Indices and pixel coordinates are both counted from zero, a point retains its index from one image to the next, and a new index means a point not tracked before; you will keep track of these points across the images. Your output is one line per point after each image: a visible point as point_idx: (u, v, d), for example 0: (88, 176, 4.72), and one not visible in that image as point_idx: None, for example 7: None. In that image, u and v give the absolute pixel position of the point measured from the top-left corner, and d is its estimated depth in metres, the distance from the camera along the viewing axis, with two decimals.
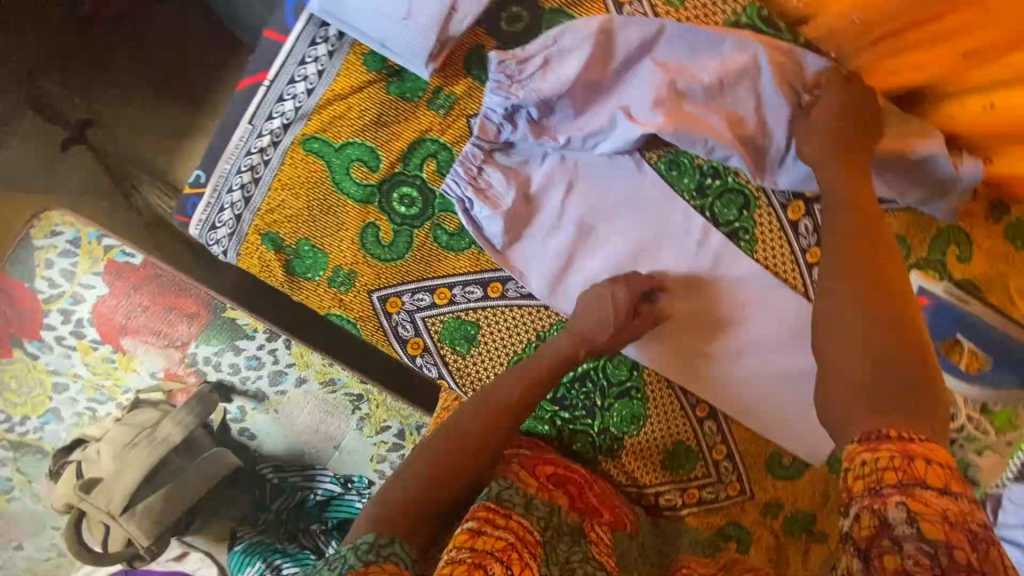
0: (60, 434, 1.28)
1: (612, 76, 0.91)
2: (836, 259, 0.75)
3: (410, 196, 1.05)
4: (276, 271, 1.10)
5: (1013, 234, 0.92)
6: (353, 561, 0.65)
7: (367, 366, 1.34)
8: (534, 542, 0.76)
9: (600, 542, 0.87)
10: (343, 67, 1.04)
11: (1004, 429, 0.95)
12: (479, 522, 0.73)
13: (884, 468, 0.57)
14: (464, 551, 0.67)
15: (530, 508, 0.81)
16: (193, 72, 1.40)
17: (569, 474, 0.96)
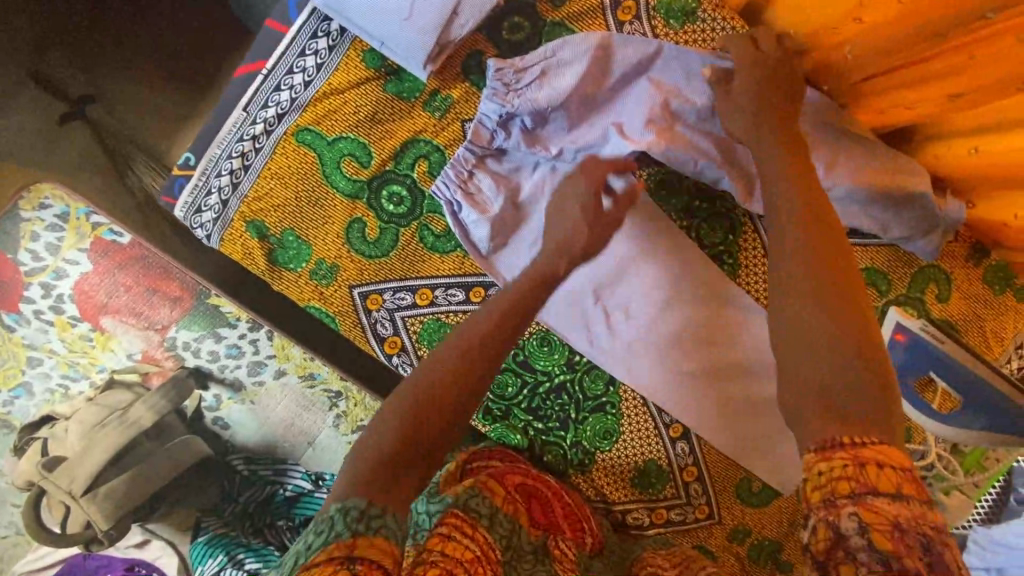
0: (29, 410, 1.25)
1: (608, 91, 0.81)
2: (788, 237, 0.65)
3: (399, 194, 0.84)
4: (258, 259, 0.85)
5: (991, 276, 0.90)
6: (342, 528, 0.54)
7: (343, 363, 1.30)
8: (495, 561, 0.66)
9: (564, 558, 0.77)
10: (344, 58, 0.81)
11: (973, 470, 0.91)
12: (450, 528, 0.64)
13: (840, 476, 0.51)
14: (435, 552, 0.59)
15: (493, 521, 0.71)
16: (191, 51, 1.34)
17: (537, 484, 0.86)
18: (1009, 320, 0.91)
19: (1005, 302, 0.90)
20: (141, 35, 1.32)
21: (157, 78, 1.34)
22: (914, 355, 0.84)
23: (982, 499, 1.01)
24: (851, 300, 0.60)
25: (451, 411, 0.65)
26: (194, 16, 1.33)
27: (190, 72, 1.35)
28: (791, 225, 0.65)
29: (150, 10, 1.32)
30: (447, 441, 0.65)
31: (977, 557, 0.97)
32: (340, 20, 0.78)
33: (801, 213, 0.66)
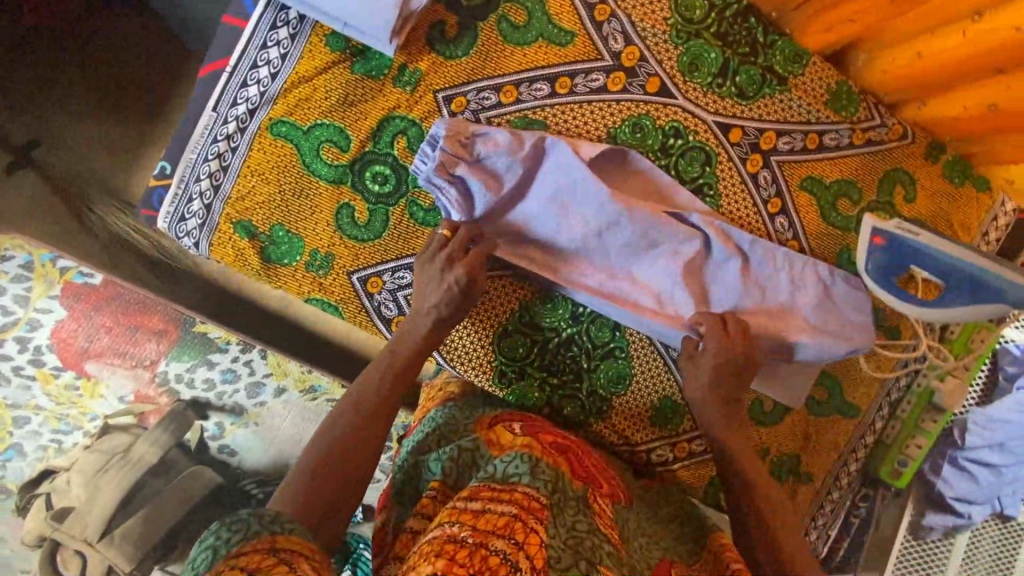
0: (24, 470, 1.21)
1: (515, 231, 0.87)
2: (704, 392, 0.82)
3: (383, 173, 0.84)
4: (250, 260, 0.84)
5: (949, 171, 0.96)
6: (258, 529, 0.54)
7: (323, 362, 1.33)
8: (540, 510, 0.63)
9: (603, 513, 0.70)
10: (308, 46, 0.80)
11: (963, 353, 0.98)
12: (483, 501, 0.62)
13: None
14: (466, 529, 0.57)
15: (534, 475, 0.67)
16: (137, 78, 1.31)
17: (569, 442, 0.81)
18: (973, 211, 0.97)
19: (967, 194, 0.97)
20: (85, 70, 1.30)
21: (109, 110, 1.31)
22: (888, 253, 0.89)
23: (975, 380, 1.08)
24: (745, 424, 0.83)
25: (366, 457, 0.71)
26: (145, 30, 1.31)
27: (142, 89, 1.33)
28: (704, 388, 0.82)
29: (93, 44, 1.30)
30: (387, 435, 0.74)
31: (977, 436, 1.03)
32: (296, 6, 0.77)
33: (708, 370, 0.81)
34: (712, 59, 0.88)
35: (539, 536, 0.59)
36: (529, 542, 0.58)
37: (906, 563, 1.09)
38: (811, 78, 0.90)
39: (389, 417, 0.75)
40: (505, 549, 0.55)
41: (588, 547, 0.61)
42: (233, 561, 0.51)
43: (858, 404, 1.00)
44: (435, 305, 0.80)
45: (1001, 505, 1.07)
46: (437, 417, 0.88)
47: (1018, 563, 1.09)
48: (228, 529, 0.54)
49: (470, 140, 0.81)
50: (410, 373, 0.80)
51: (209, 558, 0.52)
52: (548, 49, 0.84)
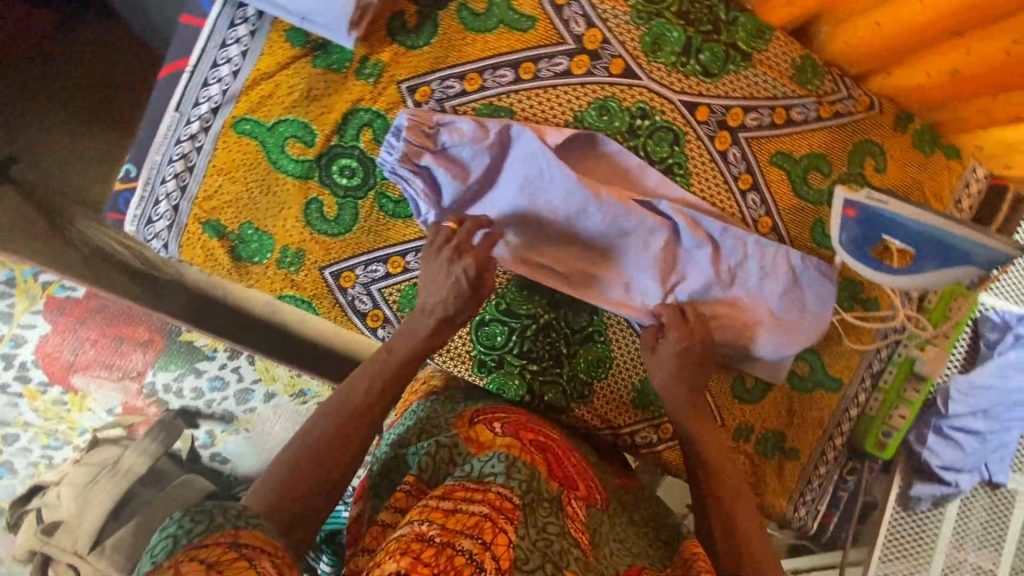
0: (15, 487, 1.22)
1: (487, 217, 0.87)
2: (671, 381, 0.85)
3: (350, 166, 0.84)
4: (221, 259, 0.84)
5: (919, 140, 0.96)
6: (222, 523, 0.53)
7: (304, 360, 1.28)
8: (512, 509, 0.62)
9: (575, 517, 0.69)
10: (268, 42, 0.80)
11: (941, 322, 0.98)
12: (455, 501, 0.62)
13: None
14: (434, 527, 0.57)
15: (509, 475, 0.67)
16: (108, 89, 1.32)
17: (548, 441, 0.80)
18: (946, 178, 0.97)
19: (939, 162, 0.96)
20: (59, 85, 1.31)
21: (84, 123, 1.31)
22: (863, 225, 0.87)
23: (957, 346, 1.07)
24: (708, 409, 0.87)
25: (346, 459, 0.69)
26: (115, 41, 1.32)
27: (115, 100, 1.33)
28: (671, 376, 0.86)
29: (66, 58, 1.31)
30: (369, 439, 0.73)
31: (961, 404, 1.03)
32: (253, 3, 0.77)
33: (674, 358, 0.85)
34: (674, 39, 0.88)
35: (507, 536, 0.59)
36: (496, 542, 0.58)
37: (897, 534, 1.09)
38: (776, 52, 0.90)
39: (375, 423, 0.74)
40: (471, 550, 0.55)
41: (556, 549, 0.61)
42: (192, 552, 0.49)
43: (840, 377, 1.00)
44: (440, 301, 0.80)
45: (989, 472, 1.07)
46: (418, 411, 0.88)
47: (1010, 530, 1.09)
48: (190, 520, 0.52)
49: (434, 129, 0.81)
50: (402, 374, 0.79)
51: (168, 548, 0.51)
52: (510, 35, 0.84)
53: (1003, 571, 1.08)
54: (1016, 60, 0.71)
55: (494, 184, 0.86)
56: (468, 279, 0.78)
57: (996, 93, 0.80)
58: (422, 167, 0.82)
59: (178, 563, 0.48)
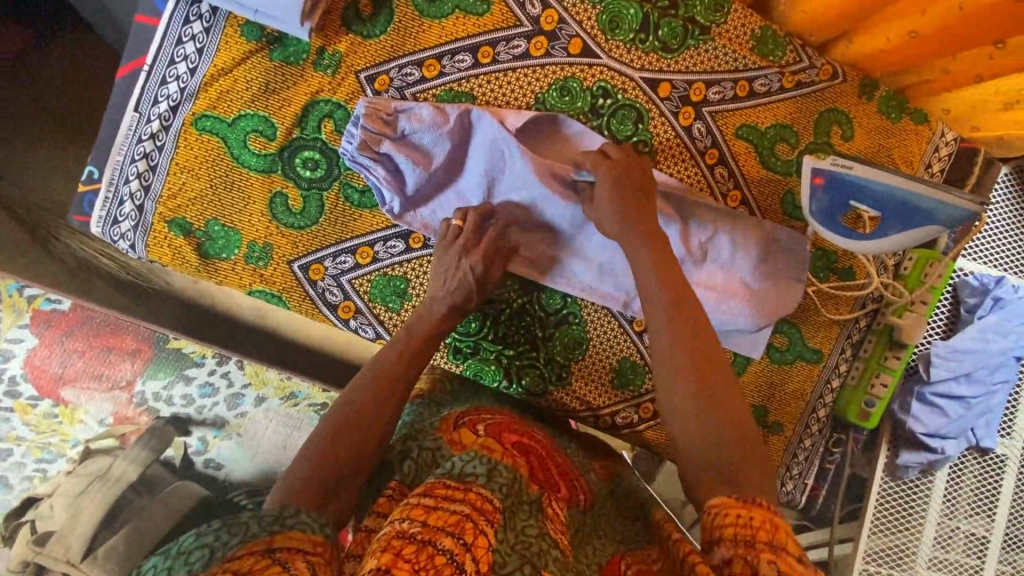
0: (10, 501, 1.20)
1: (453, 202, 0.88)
2: (662, 336, 0.72)
3: (313, 158, 0.84)
4: (188, 257, 0.85)
5: (885, 106, 0.95)
6: (258, 531, 0.54)
7: (300, 363, 1.33)
8: (493, 512, 0.60)
9: (557, 518, 0.68)
10: (223, 38, 0.81)
11: (917, 287, 0.98)
12: (436, 498, 0.59)
13: (739, 525, 0.56)
14: (416, 524, 0.56)
15: (491, 477, 0.64)
16: (83, 98, 1.33)
17: (533, 444, 0.79)
18: (914, 143, 0.97)
19: (905, 127, 0.96)
20: (32, 94, 1.31)
21: (61, 136, 1.33)
22: (833, 192, 0.87)
23: (936, 313, 1.08)
24: (721, 374, 0.70)
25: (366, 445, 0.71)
26: (87, 48, 1.32)
27: (92, 108, 1.34)
28: (667, 334, 0.72)
29: (37, 72, 1.31)
30: (383, 430, 0.74)
31: (944, 369, 1.03)
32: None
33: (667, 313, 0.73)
34: (632, 15, 0.88)
35: (488, 540, 0.57)
36: (476, 546, 0.56)
37: (888, 506, 1.09)
38: (734, 25, 0.90)
39: (391, 416, 0.75)
40: (451, 549, 0.54)
41: (535, 552, 0.60)
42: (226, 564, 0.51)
43: (820, 348, 1.00)
44: (449, 292, 0.83)
45: (977, 438, 1.06)
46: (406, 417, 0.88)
47: (1002, 495, 1.08)
48: (228, 532, 0.54)
49: (393, 116, 0.82)
50: (416, 366, 0.80)
51: (203, 558, 0.52)
52: (465, 20, 0.85)
53: (997, 537, 1.07)
54: (970, 18, 0.71)
55: (455, 171, 0.87)
56: (475, 275, 0.83)
57: (955, 52, 0.79)
58: (383, 155, 0.82)
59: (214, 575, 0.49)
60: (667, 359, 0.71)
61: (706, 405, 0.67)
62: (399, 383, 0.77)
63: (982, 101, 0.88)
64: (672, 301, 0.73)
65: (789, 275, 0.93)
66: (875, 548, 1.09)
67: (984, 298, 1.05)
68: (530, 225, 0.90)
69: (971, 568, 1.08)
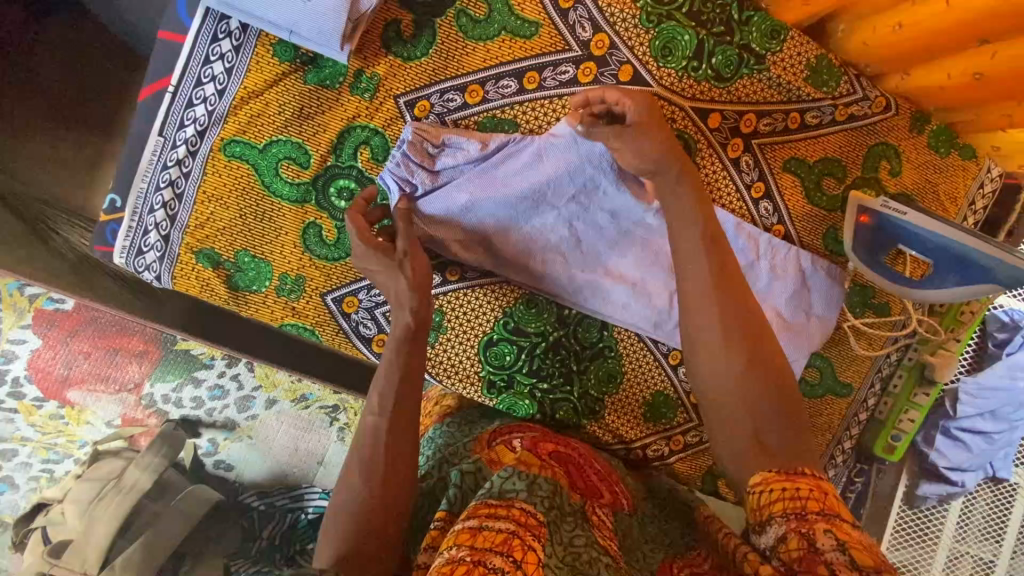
0: (19, 502, 1.16)
1: (493, 230, 0.85)
2: (710, 315, 0.68)
3: (348, 188, 0.80)
4: (217, 289, 0.81)
5: (935, 141, 0.92)
6: None
7: (333, 374, 1.20)
8: (538, 527, 0.59)
9: (603, 525, 0.66)
10: (254, 57, 0.75)
11: (953, 327, 0.97)
12: (480, 518, 0.58)
13: (787, 499, 0.58)
14: (463, 548, 0.54)
15: (532, 491, 0.63)
16: (65, 79, 1.17)
17: (569, 451, 0.79)
18: (961, 180, 0.94)
19: (953, 163, 0.94)
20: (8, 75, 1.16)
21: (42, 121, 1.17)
22: (880, 229, 0.87)
23: (965, 350, 1.09)
24: (763, 346, 0.67)
25: (393, 479, 0.66)
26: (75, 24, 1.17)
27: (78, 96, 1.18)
28: (710, 311, 0.68)
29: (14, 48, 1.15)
30: (408, 457, 0.68)
31: (970, 406, 1.05)
32: (239, 16, 0.72)
33: (712, 291, 0.69)
34: (685, 42, 0.83)
35: (537, 554, 0.55)
36: (526, 561, 0.54)
37: (905, 530, 1.12)
38: (791, 53, 0.85)
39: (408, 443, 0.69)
40: (502, 568, 0.52)
41: (585, 561, 0.59)
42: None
43: (850, 382, 0.99)
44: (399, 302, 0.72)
45: (993, 469, 1.10)
46: (433, 438, 0.86)
47: (1012, 523, 1.10)
48: None
49: (438, 148, 0.79)
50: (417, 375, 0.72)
51: None
52: (512, 43, 0.79)
53: None
54: None
55: (499, 195, 0.83)
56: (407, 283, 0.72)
57: (1020, 98, 0.76)
58: (416, 188, 0.80)
59: None
60: (725, 335, 0.67)
61: (758, 383, 0.66)
62: (408, 401, 0.70)
63: None
64: (718, 270, 0.69)
65: (826, 308, 0.93)
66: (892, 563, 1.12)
67: (1013, 334, 1.06)
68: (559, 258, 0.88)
69: None
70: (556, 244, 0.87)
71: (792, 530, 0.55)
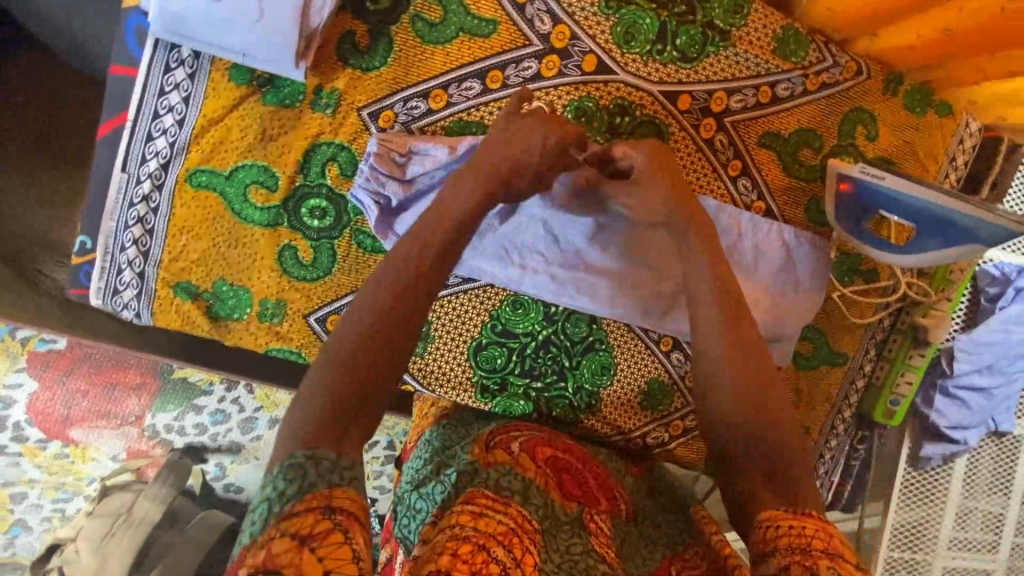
0: (34, 542, 1.21)
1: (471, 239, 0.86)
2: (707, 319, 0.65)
3: (320, 206, 0.79)
4: (198, 321, 0.81)
5: (910, 101, 0.91)
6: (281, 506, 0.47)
7: None
8: (534, 532, 0.60)
9: (601, 533, 0.66)
10: (210, 84, 0.74)
11: (943, 287, 0.96)
12: (480, 505, 0.59)
13: (792, 535, 0.52)
14: (469, 528, 0.54)
15: (527, 497, 0.64)
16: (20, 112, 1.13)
17: (569, 458, 0.77)
18: (939, 138, 0.93)
19: (930, 122, 0.92)
20: None
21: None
22: (860, 195, 0.86)
23: (958, 307, 1.09)
24: (753, 330, 0.65)
25: (384, 392, 0.56)
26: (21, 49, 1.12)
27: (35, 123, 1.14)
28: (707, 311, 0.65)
29: None
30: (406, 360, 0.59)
31: (966, 363, 1.05)
32: (190, 44, 0.71)
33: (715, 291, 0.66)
34: (647, 25, 0.82)
35: (533, 557, 0.56)
36: (524, 561, 0.55)
37: (912, 492, 1.12)
38: (755, 26, 0.84)
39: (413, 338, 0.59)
40: (504, 560, 0.52)
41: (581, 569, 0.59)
42: (285, 523, 0.45)
43: (845, 351, 0.99)
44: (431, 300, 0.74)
45: (995, 423, 1.09)
46: (430, 441, 0.82)
47: (1019, 474, 1.12)
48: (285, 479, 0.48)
49: (406, 155, 0.77)
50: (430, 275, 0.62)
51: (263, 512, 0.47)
52: (471, 43, 0.78)
53: (1012, 513, 1.13)
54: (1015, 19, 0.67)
55: None
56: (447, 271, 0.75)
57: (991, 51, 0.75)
58: (389, 199, 0.78)
59: (271, 538, 0.45)
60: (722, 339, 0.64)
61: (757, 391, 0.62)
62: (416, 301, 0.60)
63: (1009, 99, 0.85)
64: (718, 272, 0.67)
65: (816, 280, 0.91)
66: (901, 523, 1.13)
67: (1003, 289, 1.06)
68: (540, 256, 0.87)
69: (988, 543, 1.14)
70: (535, 244, 0.87)
71: (794, 562, 0.49)
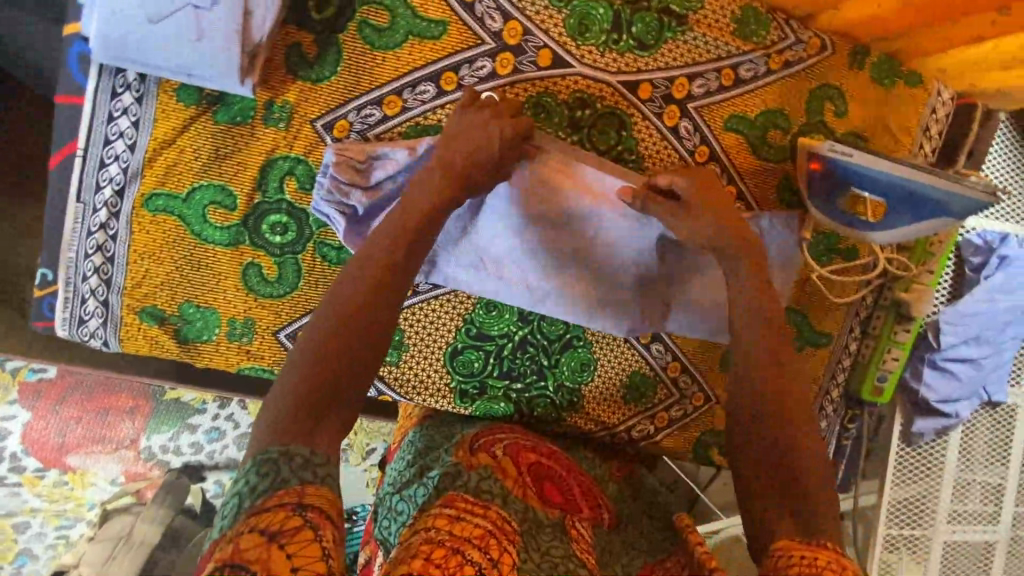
0: (42, 569, 1.20)
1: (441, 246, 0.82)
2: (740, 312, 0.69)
3: (281, 222, 0.78)
4: (167, 344, 0.80)
5: (877, 74, 0.89)
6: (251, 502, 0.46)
7: None
8: (513, 535, 0.58)
9: (582, 539, 0.65)
10: (158, 106, 0.73)
11: (924, 260, 0.95)
12: (458, 507, 0.57)
13: (803, 564, 0.49)
14: (444, 531, 0.53)
15: (506, 501, 0.63)
16: None
17: (550, 463, 0.78)
18: (911, 108, 0.91)
19: (900, 93, 0.90)
20: None
21: None
22: (830, 172, 0.83)
23: (942, 279, 1.07)
24: (766, 323, 0.67)
25: (353, 391, 0.55)
26: None
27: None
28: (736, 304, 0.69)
29: None
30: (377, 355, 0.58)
31: (952, 334, 1.04)
32: (133, 67, 0.69)
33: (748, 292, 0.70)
34: (601, 16, 0.80)
35: (512, 559, 0.55)
36: (502, 563, 0.53)
37: (909, 467, 1.10)
38: (712, 8, 0.83)
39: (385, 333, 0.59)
40: (478, 560, 0.51)
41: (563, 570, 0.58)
42: (255, 518, 0.44)
43: (829, 331, 0.97)
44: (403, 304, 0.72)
45: (987, 393, 1.08)
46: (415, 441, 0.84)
47: (1014, 443, 1.11)
48: (258, 472, 0.48)
49: (366, 163, 0.76)
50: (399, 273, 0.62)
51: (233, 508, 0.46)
52: (421, 46, 0.77)
53: (1011, 483, 1.10)
54: None
55: None
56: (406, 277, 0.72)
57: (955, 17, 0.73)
58: (355, 208, 0.77)
59: (239, 533, 0.43)
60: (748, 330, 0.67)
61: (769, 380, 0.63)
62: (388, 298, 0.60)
63: (977, 65, 0.83)
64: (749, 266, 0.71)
65: (788, 262, 0.90)
66: (898, 500, 1.09)
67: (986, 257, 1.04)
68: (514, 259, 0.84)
69: (988, 517, 1.11)
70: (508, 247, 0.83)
71: None
